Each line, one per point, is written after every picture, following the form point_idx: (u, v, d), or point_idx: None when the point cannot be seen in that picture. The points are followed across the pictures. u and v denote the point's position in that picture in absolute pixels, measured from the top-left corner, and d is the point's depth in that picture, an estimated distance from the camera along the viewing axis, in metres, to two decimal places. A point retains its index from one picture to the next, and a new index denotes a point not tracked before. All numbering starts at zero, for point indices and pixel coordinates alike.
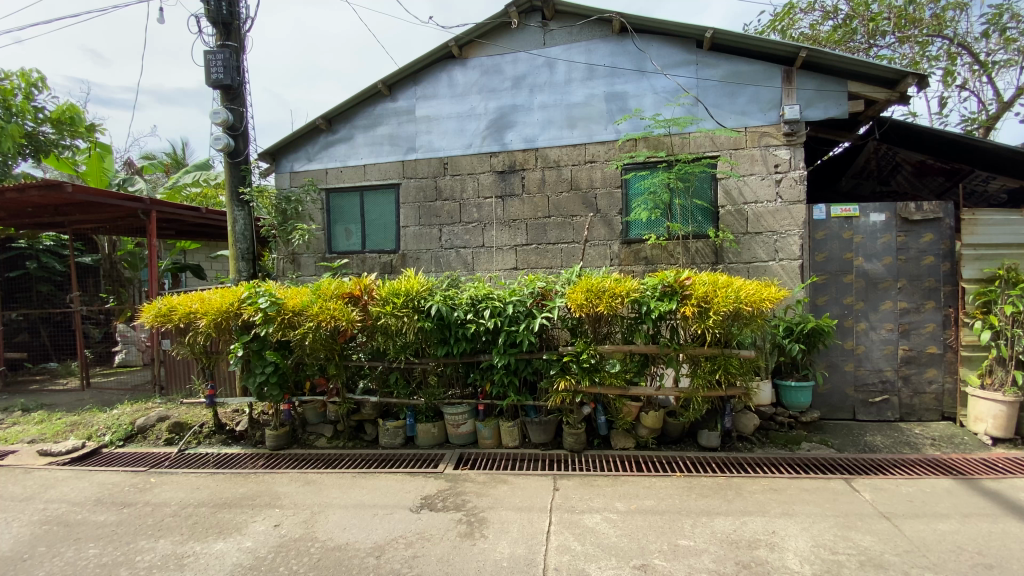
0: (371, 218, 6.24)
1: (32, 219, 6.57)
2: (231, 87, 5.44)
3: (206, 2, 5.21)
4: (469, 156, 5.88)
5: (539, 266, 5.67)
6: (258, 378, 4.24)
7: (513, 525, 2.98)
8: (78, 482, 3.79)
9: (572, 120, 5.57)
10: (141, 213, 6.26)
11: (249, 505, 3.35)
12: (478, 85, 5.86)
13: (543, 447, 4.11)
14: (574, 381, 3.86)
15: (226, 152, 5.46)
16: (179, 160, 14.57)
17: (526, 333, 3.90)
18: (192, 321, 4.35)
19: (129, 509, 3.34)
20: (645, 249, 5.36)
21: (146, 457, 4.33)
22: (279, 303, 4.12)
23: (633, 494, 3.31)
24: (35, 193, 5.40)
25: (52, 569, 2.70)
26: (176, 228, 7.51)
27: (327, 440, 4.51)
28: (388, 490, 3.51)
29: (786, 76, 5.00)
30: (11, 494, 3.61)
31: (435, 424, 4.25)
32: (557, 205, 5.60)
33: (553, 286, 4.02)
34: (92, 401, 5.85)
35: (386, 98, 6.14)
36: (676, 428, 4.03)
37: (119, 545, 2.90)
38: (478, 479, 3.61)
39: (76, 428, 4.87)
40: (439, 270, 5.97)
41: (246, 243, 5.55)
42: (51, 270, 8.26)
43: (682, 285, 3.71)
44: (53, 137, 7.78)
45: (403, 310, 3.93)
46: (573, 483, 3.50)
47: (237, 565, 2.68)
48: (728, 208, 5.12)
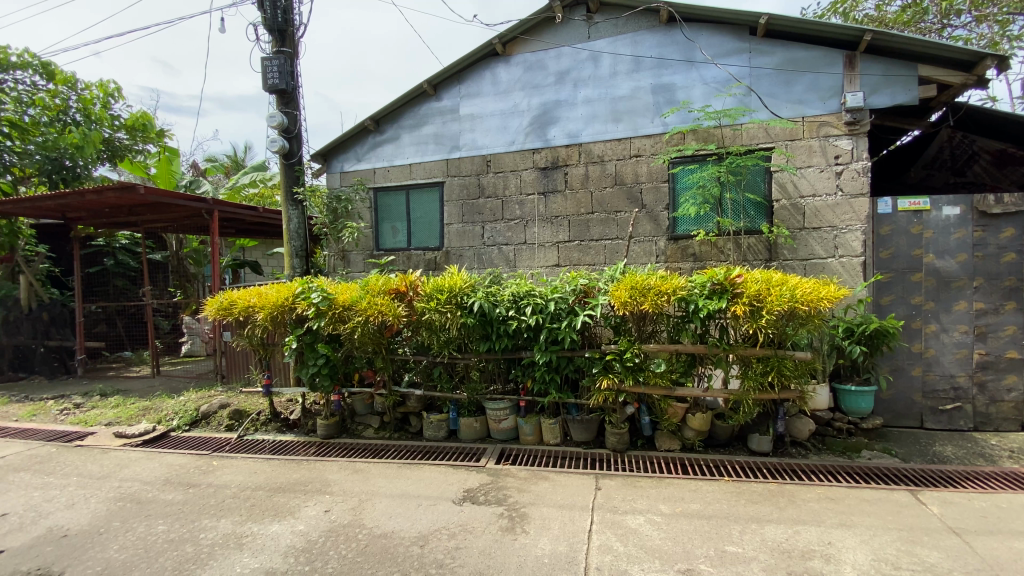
0: (416, 216, 6.37)
1: (109, 219, 7.09)
2: (285, 91, 5.68)
3: (263, 11, 5.47)
4: (512, 153, 5.89)
5: (582, 263, 5.61)
6: (310, 370, 4.42)
7: (555, 522, 2.98)
8: (149, 463, 4.08)
9: (617, 114, 5.47)
10: (205, 213, 6.64)
11: (302, 490, 3.51)
12: (521, 82, 5.85)
13: (584, 446, 4.06)
14: (616, 381, 3.78)
15: (281, 153, 5.72)
16: (239, 162, 15.45)
17: (568, 330, 3.86)
18: (251, 315, 4.60)
19: (193, 490, 3.57)
20: (693, 245, 5.21)
21: (209, 441, 4.61)
22: (330, 299, 4.30)
23: (678, 498, 3.22)
24: (112, 195, 5.84)
25: (126, 543, 2.91)
26: (236, 228, 8.00)
27: (374, 430, 4.63)
28: (431, 482, 3.58)
29: (848, 62, 4.70)
30: (91, 472, 3.94)
31: (477, 418, 4.29)
32: (600, 200, 5.53)
33: (595, 284, 3.95)
34: (161, 388, 6.28)
35: (430, 98, 6.23)
36: (725, 431, 3.87)
37: (185, 523, 3.10)
38: (520, 475, 3.63)
39: (148, 412, 5.25)
40: (482, 267, 6.02)
41: (300, 241, 5.81)
42: (126, 266, 8.93)
43: (732, 283, 3.59)
44: (126, 143, 8.57)
45: (446, 307, 3.99)
46: (616, 484, 3.45)
47: (291, 547, 2.80)
48: (783, 203, 4.91)
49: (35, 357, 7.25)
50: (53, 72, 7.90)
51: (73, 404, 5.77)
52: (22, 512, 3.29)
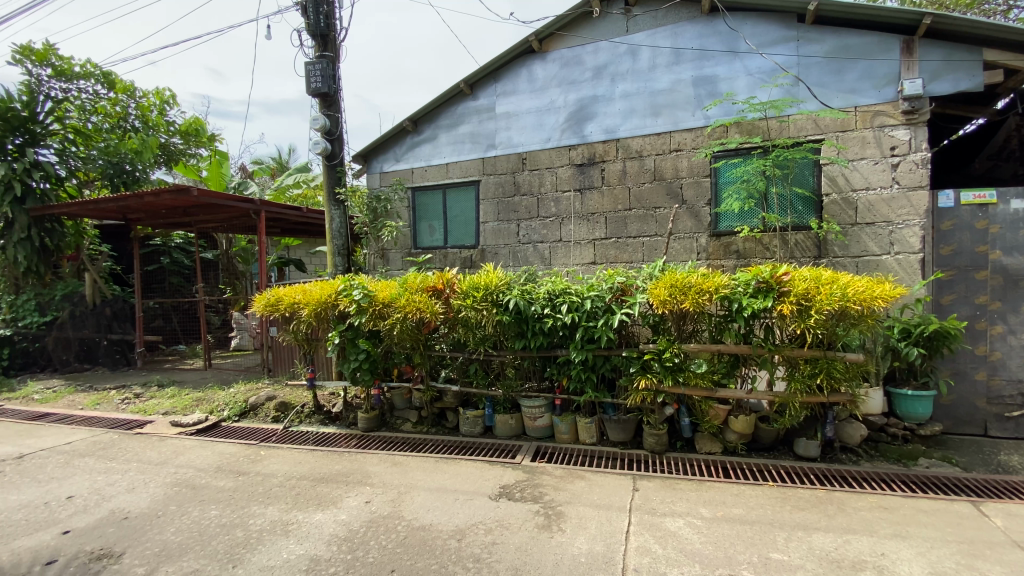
0: (453, 214, 6.43)
1: (165, 220, 7.50)
2: (328, 95, 5.85)
3: (306, 17, 5.65)
4: (548, 150, 5.86)
5: (619, 260, 5.54)
6: (352, 364, 4.56)
7: (591, 521, 2.95)
8: (202, 451, 4.30)
9: (656, 108, 5.37)
10: (253, 213, 6.93)
11: (344, 481, 3.62)
12: (558, 78, 5.82)
13: (621, 446, 4.00)
14: (655, 381, 3.71)
15: (324, 155, 5.89)
16: (284, 164, 16.05)
17: (605, 329, 3.82)
18: (296, 311, 4.77)
19: (243, 477, 3.74)
20: (736, 242, 5.05)
21: (257, 431, 4.82)
22: (371, 296, 4.41)
23: (719, 502, 3.14)
24: (168, 197, 6.17)
25: (181, 526, 3.08)
26: (281, 228, 8.33)
27: (411, 424, 4.72)
28: (468, 477, 3.62)
29: (905, 47, 4.45)
30: (151, 458, 4.19)
31: (512, 415, 4.31)
32: (638, 196, 5.44)
33: (633, 282, 3.88)
34: (213, 380, 6.61)
35: (467, 97, 6.28)
36: (770, 435, 3.74)
37: (235, 509, 3.25)
38: (556, 473, 3.62)
39: (201, 403, 5.53)
40: (517, 264, 6.02)
41: (342, 240, 5.98)
42: (180, 265, 9.43)
43: (779, 282, 3.46)
44: (181, 147, 9.06)
45: (481, 304, 4.02)
46: (654, 485, 3.39)
47: (333, 535, 2.90)
48: (833, 197, 4.69)
49: (98, 349, 7.73)
50: (114, 81, 8.42)
51: (133, 394, 6.15)
52: (89, 494, 3.52)
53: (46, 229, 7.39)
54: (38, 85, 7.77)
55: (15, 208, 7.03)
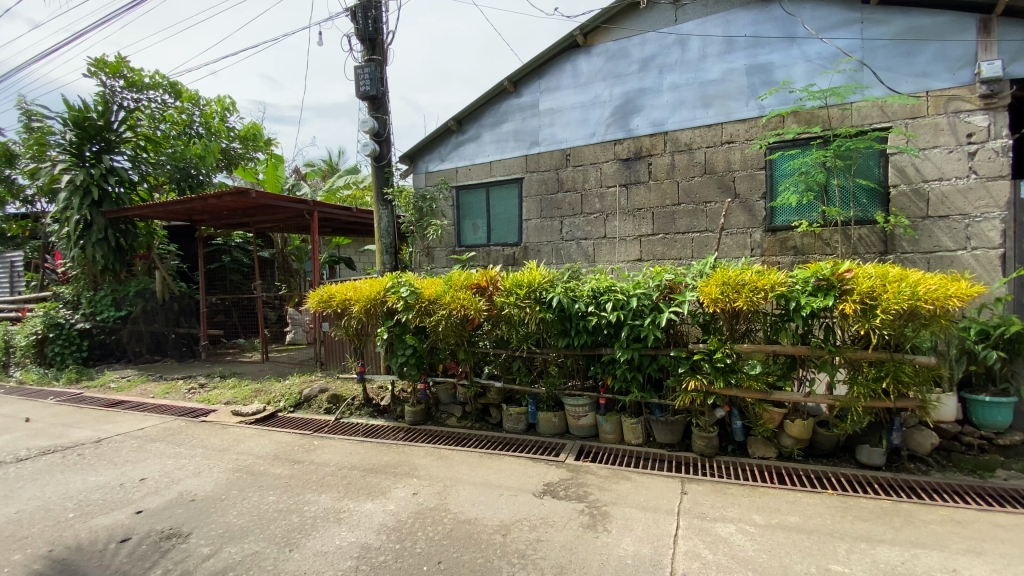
0: (496, 212, 6.47)
1: (226, 220, 7.94)
2: (376, 97, 6.02)
3: (355, 22, 5.82)
4: (592, 146, 5.79)
5: (667, 257, 5.40)
6: (399, 359, 4.67)
7: (638, 523, 2.90)
8: (261, 440, 4.54)
9: (707, 99, 5.19)
10: (307, 214, 7.23)
11: (392, 472, 3.72)
12: (603, 72, 5.73)
13: (669, 448, 3.90)
14: (705, 382, 3.59)
15: (373, 156, 6.06)
16: (334, 165, 16.65)
17: (651, 328, 3.73)
18: (347, 307, 4.94)
19: (298, 466, 3.91)
20: (794, 237, 4.82)
21: (311, 422, 5.04)
22: (418, 293, 4.52)
23: (773, 509, 3.00)
24: (229, 200, 6.53)
25: (242, 509, 3.25)
26: (332, 227, 8.65)
27: (456, 419, 4.79)
28: (512, 473, 3.64)
29: (982, 26, 4.14)
30: (215, 444, 4.46)
31: (556, 413, 4.29)
32: (687, 190, 5.28)
33: (682, 279, 3.78)
34: (270, 372, 6.96)
35: (511, 95, 6.30)
36: (830, 441, 3.54)
37: (291, 495, 3.41)
38: (601, 473, 3.57)
39: (260, 394, 5.84)
40: (561, 261, 5.98)
41: (390, 239, 6.13)
42: (240, 263, 9.97)
43: (841, 279, 3.27)
44: (241, 151, 9.58)
45: (525, 302, 4.02)
46: (703, 489, 3.29)
47: (383, 525, 2.98)
48: (902, 188, 4.40)
49: (167, 342, 8.31)
50: (180, 91, 9.00)
51: (199, 384, 6.57)
52: (160, 477, 3.79)
53: (121, 230, 8.03)
54: (113, 96, 8.47)
55: (93, 210, 7.65)
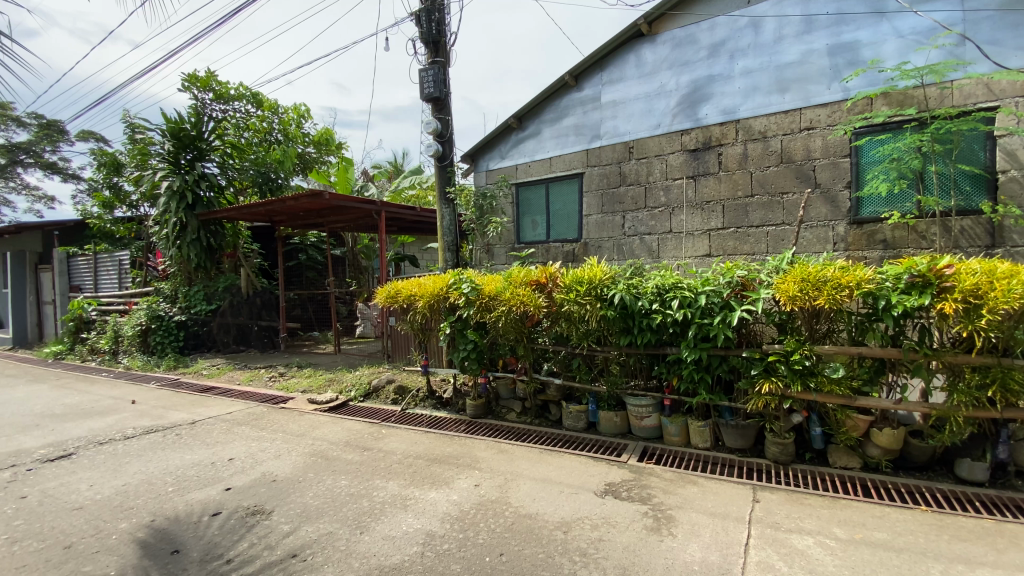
0: (556, 209, 6.43)
1: (302, 221, 8.47)
2: (439, 99, 6.18)
3: (420, 26, 6.00)
4: (657, 137, 5.61)
5: (738, 252, 5.14)
6: (461, 353, 4.78)
7: (705, 529, 2.79)
8: (334, 427, 4.81)
9: (783, 84, 4.91)
10: (374, 213, 7.55)
11: (455, 463, 3.82)
12: (669, 61, 5.53)
13: (739, 453, 3.71)
14: (780, 385, 3.38)
15: (436, 157, 6.23)
16: (399, 166, 17.29)
17: (721, 327, 3.55)
18: (412, 303, 5.12)
19: (368, 452, 4.11)
20: (883, 230, 4.46)
21: (379, 411, 5.27)
22: (478, 289, 4.60)
23: (857, 523, 2.78)
24: (305, 202, 6.95)
25: (318, 491, 3.47)
26: (398, 226, 8.99)
27: (516, 414, 4.82)
28: (573, 471, 3.62)
29: None
30: (293, 430, 4.78)
31: (617, 413, 4.21)
32: (762, 181, 5.01)
33: (756, 276, 3.60)
34: (342, 363, 7.37)
35: (572, 89, 6.22)
36: (924, 453, 3.23)
37: (361, 481, 3.59)
38: (665, 476, 3.47)
39: (333, 383, 6.20)
40: (623, 258, 5.85)
41: (452, 236, 6.27)
42: (315, 260, 10.61)
43: (939, 275, 2.97)
44: (314, 155, 10.24)
45: (585, 299, 3.97)
46: (777, 498, 3.11)
47: (447, 514, 3.07)
48: (1012, 173, 3.99)
49: (251, 334, 8.94)
50: (263, 101, 9.71)
51: (279, 372, 7.08)
52: (246, 458, 4.11)
53: (211, 231, 8.77)
54: (204, 108, 9.31)
55: (187, 213, 8.42)
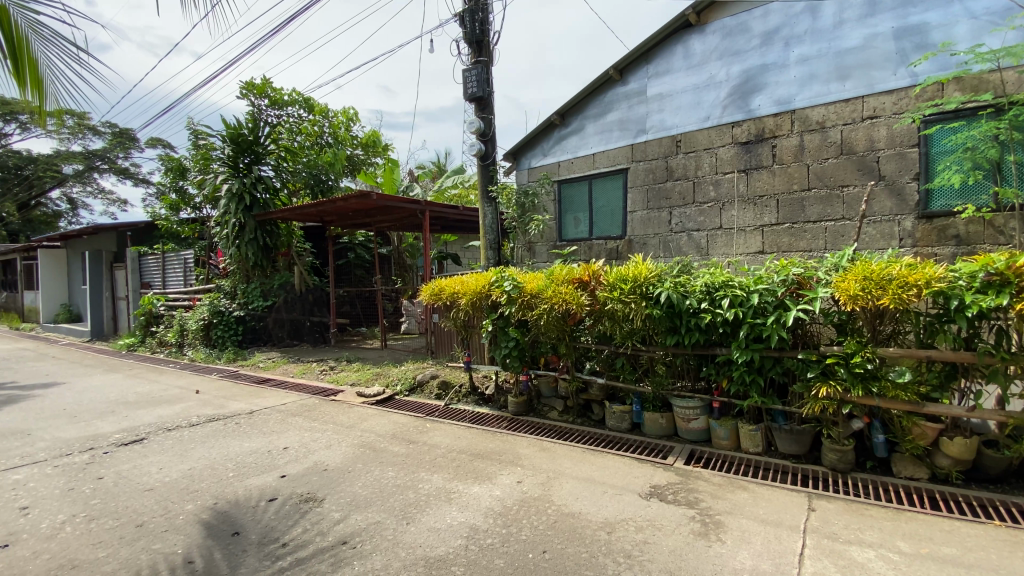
0: (599, 206, 6.34)
1: (351, 221, 8.77)
2: (482, 98, 6.23)
3: (464, 27, 6.07)
4: (706, 130, 5.44)
5: (793, 249, 4.92)
6: (503, 351, 4.82)
7: (756, 536, 2.69)
8: (380, 420, 4.96)
9: (843, 71, 4.66)
10: (418, 213, 7.71)
11: (497, 459, 3.85)
12: (719, 51, 5.35)
13: (793, 459, 3.55)
14: (839, 390, 3.20)
15: (479, 156, 6.29)
16: (442, 166, 17.59)
17: (775, 327, 3.40)
18: (455, 300, 5.19)
19: (413, 445, 4.21)
20: (955, 225, 4.16)
21: (424, 406, 5.39)
22: (520, 286, 4.61)
23: (924, 537, 2.60)
24: (353, 202, 7.19)
25: (366, 481, 3.58)
26: (441, 225, 9.14)
27: (558, 413, 4.80)
28: (616, 472, 3.57)
29: None
30: (343, 421, 4.96)
31: (663, 414, 4.11)
32: (820, 174, 4.77)
33: (813, 274, 3.44)
34: (388, 358, 7.59)
35: (617, 83, 6.12)
36: (1000, 464, 2.99)
37: (407, 473, 3.68)
38: (713, 480, 3.37)
39: (380, 377, 6.39)
40: (669, 255, 5.71)
41: (494, 235, 6.31)
42: (362, 259, 10.96)
43: (1021, 273, 2.74)
44: (362, 157, 10.79)
45: (630, 297, 3.89)
46: (835, 508, 2.95)
47: (489, 509, 3.10)
48: None
49: (304, 329, 9.43)
50: (314, 105, 10.12)
51: (329, 366, 7.36)
52: (299, 447, 4.30)
53: (267, 231, 9.21)
54: (260, 114, 9.81)
55: (245, 214, 8.87)
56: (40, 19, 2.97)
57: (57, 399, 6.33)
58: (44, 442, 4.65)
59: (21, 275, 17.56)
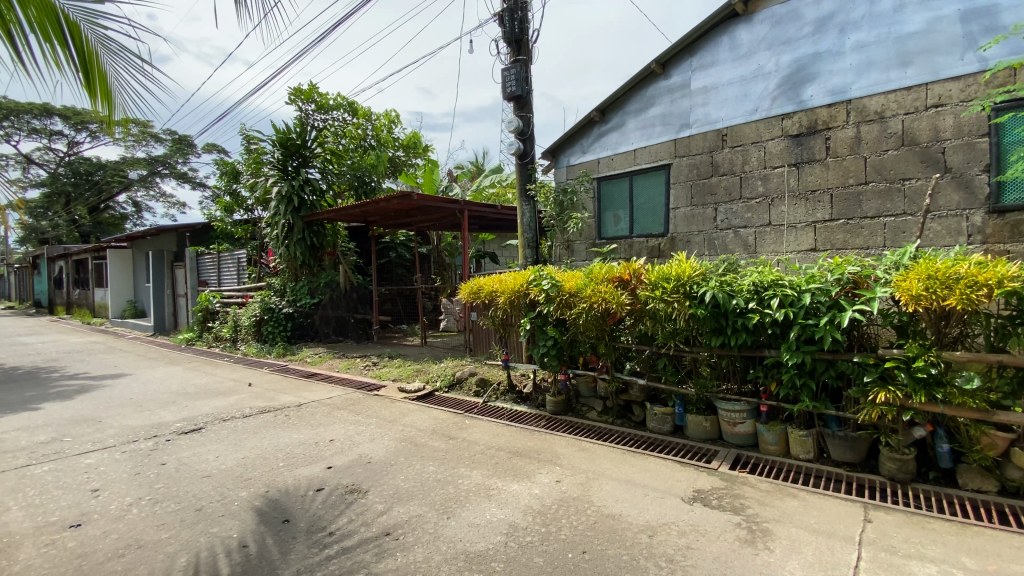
0: (640, 202, 6.21)
1: (392, 221, 8.98)
2: (521, 97, 6.23)
3: (503, 26, 6.09)
4: (753, 124, 5.25)
5: (848, 246, 4.68)
6: (541, 349, 4.81)
7: (807, 546, 2.58)
8: (421, 415, 5.06)
9: (905, 57, 4.40)
10: (457, 212, 7.81)
11: (536, 458, 3.86)
12: (768, 41, 5.15)
13: (847, 467, 3.38)
14: (899, 396, 3.01)
15: (517, 154, 6.30)
16: (480, 166, 17.74)
17: (828, 329, 3.25)
18: (494, 299, 5.23)
19: (453, 441, 4.28)
20: None
21: (462, 403, 5.45)
22: (559, 285, 4.59)
23: (994, 554, 2.43)
24: (394, 202, 7.34)
25: (408, 475, 3.67)
26: (480, 224, 9.23)
27: (597, 413, 4.76)
28: (658, 474, 3.51)
29: None
30: (385, 416, 5.09)
31: (707, 417, 4.00)
32: (878, 167, 4.52)
33: (870, 273, 3.26)
34: (428, 355, 7.73)
35: (659, 77, 5.99)
36: None
37: (448, 468, 3.74)
38: (761, 487, 3.25)
39: (420, 374, 6.52)
40: (714, 253, 5.54)
41: (532, 234, 6.31)
42: (403, 258, 11.21)
43: None
44: (402, 158, 10.98)
45: (672, 296, 3.80)
46: (893, 519, 2.79)
47: (529, 507, 3.11)
48: None
49: (349, 325, 9.71)
50: (358, 108, 10.41)
51: (372, 362, 7.57)
52: (344, 440, 4.45)
53: (314, 232, 9.53)
54: (307, 119, 10.19)
55: (294, 215, 9.23)
56: (109, 34, 3.16)
57: (124, 389, 6.79)
58: (113, 429, 5.00)
59: (92, 274, 18.94)
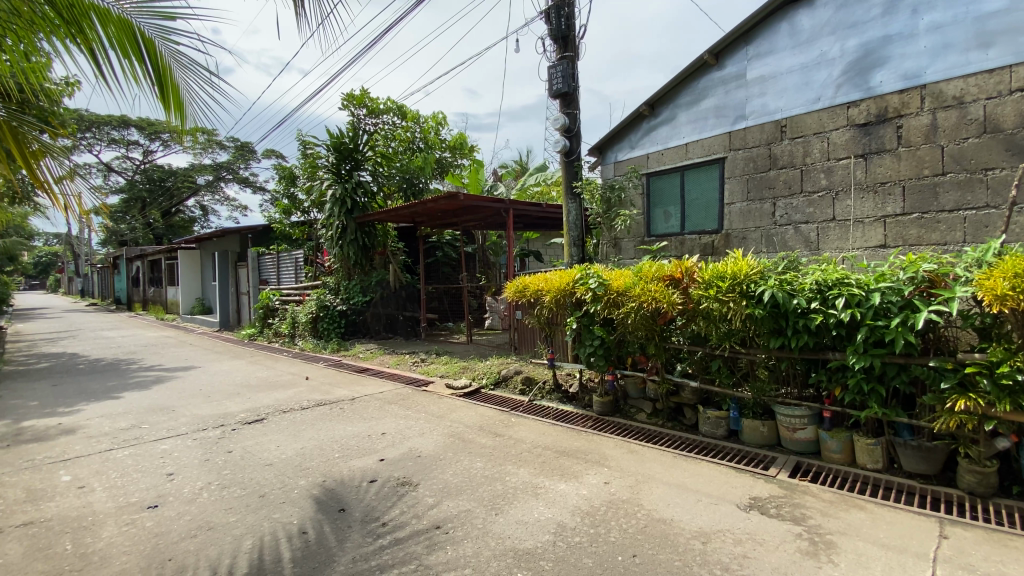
0: (692, 198, 6.01)
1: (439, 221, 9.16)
2: (568, 94, 6.18)
3: (549, 23, 6.07)
4: (815, 113, 4.98)
5: (923, 242, 4.35)
6: (587, 349, 4.76)
7: (875, 562, 2.42)
8: (468, 412, 5.13)
9: (987, 36, 4.06)
10: (503, 212, 7.86)
11: (583, 458, 3.83)
12: (831, 25, 4.87)
13: (921, 479, 3.14)
14: (983, 404, 2.76)
15: (563, 152, 6.26)
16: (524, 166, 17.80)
17: (900, 331, 3.03)
18: (540, 297, 5.22)
19: (500, 438, 4.32)
20: None
21: (508, 400, 5.49)
22: (606, 284, 4.53)
23: None
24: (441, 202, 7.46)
25: (456, 470, 3.74)
26: (525, 223, 9.26)
27: (646, 415, 4.66)
28: (711, 480, 3.40)
29: None
30: (433, 412, 5.20)
31: (764, 422, 3.83)
32: (958, 156, 4.18)
33: (949, 271, 3.03)
34: (474, 353, 7.83)
35: (712, 68, 5.78)
36: None
37: (495, 465, 3.78)
38: (824, 497, 3.08)
39: (466, 371, 6.61)
40: (772, 250, 5.30)
41: (578, 232, 6.24)
42: (450, 257, 11.42)
43: None
44: (450, 159, 11.35)
45: (728, 295, 3.67)
46: (976, 537, 2.57)
47: (577, 507, 3.09)
48: None
49: (398, 322, 9.98)
50: (407, 112, 10.69)
51: (420, 359, 7.75)
52: (395, 434, 4.59)
53: (366, 232, 9.87)
54: (359, 123, 10.56)
55: (347, 217, 9.57)
56: (180, 49, 3.39)
57: (194, 381, 7.29)
58: (186, 417, 5.38)
59: (166, 273, 20.43)
